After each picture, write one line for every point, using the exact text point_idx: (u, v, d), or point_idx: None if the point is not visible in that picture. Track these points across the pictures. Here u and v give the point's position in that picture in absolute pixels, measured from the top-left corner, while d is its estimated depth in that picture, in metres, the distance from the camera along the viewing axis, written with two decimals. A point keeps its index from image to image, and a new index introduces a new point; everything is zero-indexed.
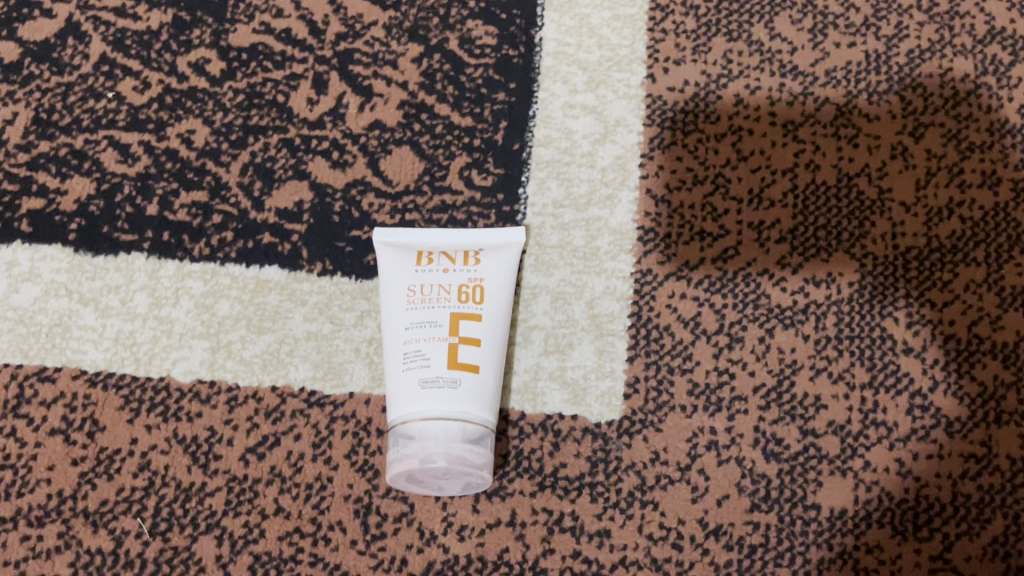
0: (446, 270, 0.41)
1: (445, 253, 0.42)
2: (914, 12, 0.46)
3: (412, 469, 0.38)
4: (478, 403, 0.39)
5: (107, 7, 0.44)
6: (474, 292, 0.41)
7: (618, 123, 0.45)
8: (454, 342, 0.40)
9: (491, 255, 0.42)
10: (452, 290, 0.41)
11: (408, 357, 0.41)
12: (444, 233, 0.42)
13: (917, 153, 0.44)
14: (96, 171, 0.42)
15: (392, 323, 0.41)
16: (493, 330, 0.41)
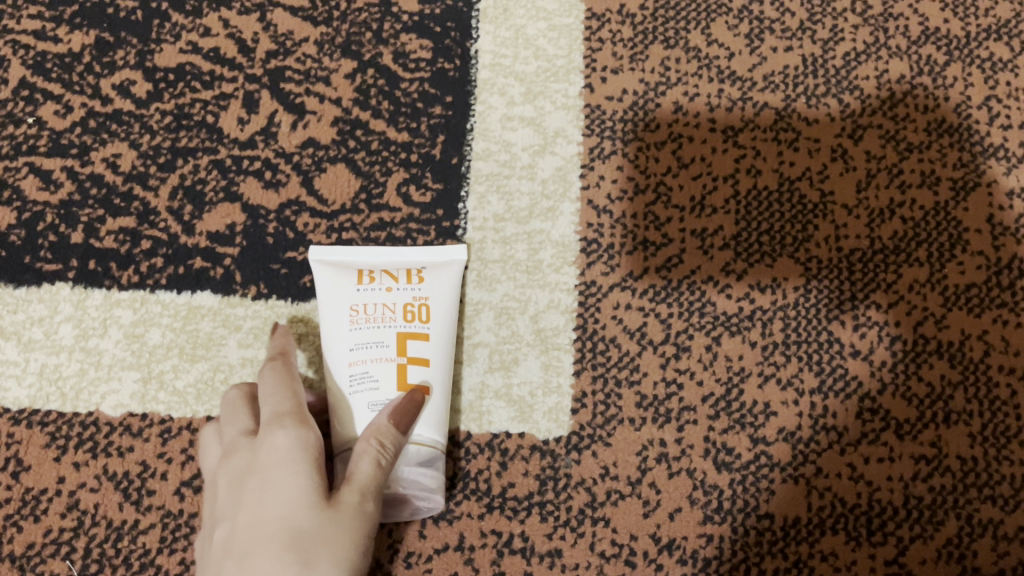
0: (390, 289, 0.37)
1: (387, 271, 0.38)
2: (849, 15, 0.46)
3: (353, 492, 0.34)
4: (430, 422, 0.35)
5: (26, 30, 0.43)
6: (421, 312, 0.37)
7: (557, 134, 0.43)
8: (401, 365, 0.36)
9: (436, 270, 0.38)
10: (396, 311, 0.36)
11: (349, 386, 0.35)
12: (385, 248, 0.38)
13: (857, 155, 0.44)
14: (16, 200, 0.41)
15: (328, 349, 0.37)
16: (443, 350, 0.37)
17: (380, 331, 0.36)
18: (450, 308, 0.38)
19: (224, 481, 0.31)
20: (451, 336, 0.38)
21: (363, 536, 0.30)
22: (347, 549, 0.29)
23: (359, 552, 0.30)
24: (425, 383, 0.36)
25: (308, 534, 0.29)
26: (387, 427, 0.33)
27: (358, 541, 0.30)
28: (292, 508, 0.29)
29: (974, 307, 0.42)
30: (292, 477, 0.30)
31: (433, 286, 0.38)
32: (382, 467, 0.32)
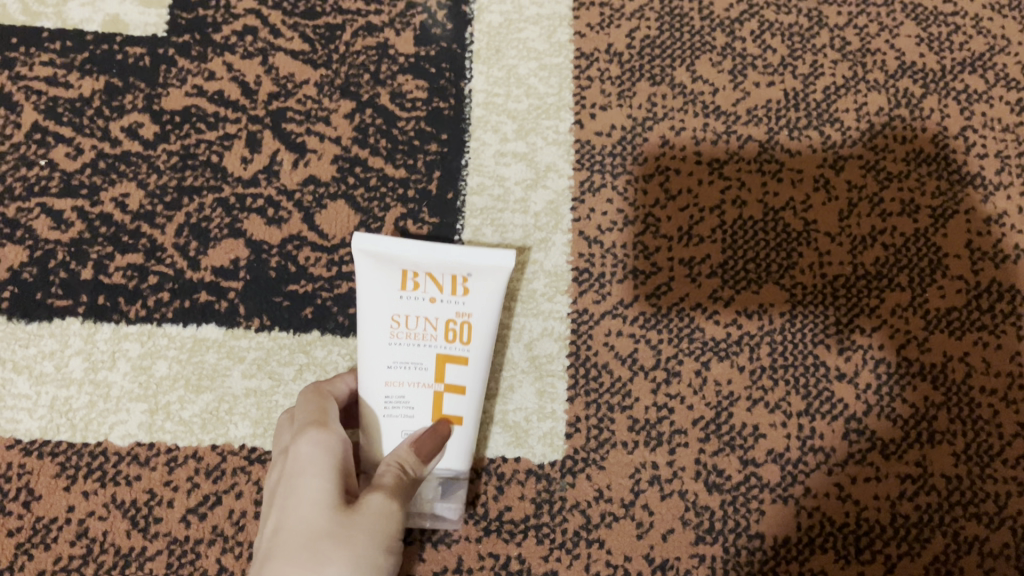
0: (434, 303, 0.35)
1: (433, 276, 0.35)
2: (828, 51, 0.48)
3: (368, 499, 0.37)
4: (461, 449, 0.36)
5: (38, 77, 0.45)
6: (462, 333, 0.36)
7: (548, 169, 0.45)
8: (437, 391, 0.35)
9: (482, 279, 0.36)
10: (439, 330, 0.35)
11: (382, 403, 0.35)
12: (432, 248, 0.36)
13: (838, 185, 0.46)
14: (28, 239, 0.42)
15: (366, 351, 0.36)
16: (480, 367, 0.36)
17: (419, 351, 0.35)
18: (494, 319, 0.36)
19: (269, 491, 0.34)
20: (490, 348, 0.37)
21: (382, 531, 0.31)
22: (363, 545, 0.31)
23: (380, 546, 0.31)
24: (458, 409, 0.35)
25: (321, 535, 0.30)
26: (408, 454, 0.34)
27: (377, 537, 0.31)
28: (309, 515, 0.31)
29: (955, 330, 0.43)
30: (312, 483, 0.32)
31: (477, 302, 0.36)
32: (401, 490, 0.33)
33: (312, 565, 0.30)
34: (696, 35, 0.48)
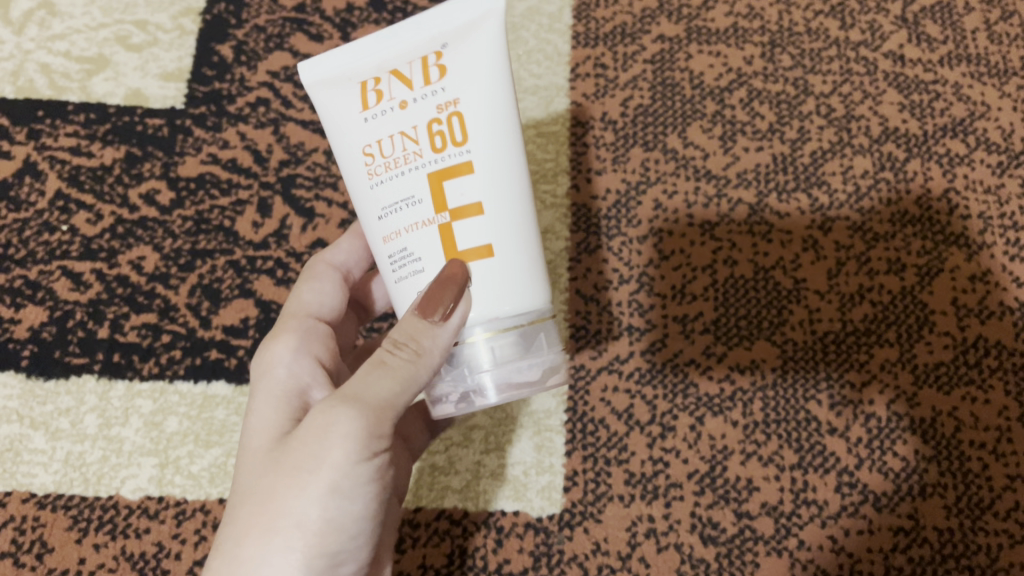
0: (406, 107, 0.29)
1: (395, 74, 0.29)
2: (814, 117, 0.50)
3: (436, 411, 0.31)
4: (520, 295, 0.30)
5: (63, 147, 0.47)
6: (454, 123, 0.29)
7: (546, 231, 0.47)
8: (445, 225, 0.29)
9: (456, 57, 0.29)
10: (421, 138, 0.29)
11: (392, 263, 0.30)
12: (381, 43, 0.29)
13: (827, 245, 0.47)
14: (49, 300, 0.44)
15: (359, 206, 0.31)
16: (496, 176, 0.29)
17: (408, 176, 0.29)
18: (493, 116, 0.29)
19: None
20: (504, 151, 0.30)
21: (309, 475, 0.29)
22: (284, 496, 0.30)
23: (309, 492, 0.29)
24: (480, 235, 0.29)
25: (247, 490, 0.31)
26: (416, 323, 0.29)
27: (300, 484, 0.29)
28: (250, 463, 0.31)
29: (943, 384, 0.45)
30: (251, 425, 0.33)
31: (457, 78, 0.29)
32: (399, 368, 0.29)
33: (234, 529, 0.30)
34: (687, 103, 0.50)
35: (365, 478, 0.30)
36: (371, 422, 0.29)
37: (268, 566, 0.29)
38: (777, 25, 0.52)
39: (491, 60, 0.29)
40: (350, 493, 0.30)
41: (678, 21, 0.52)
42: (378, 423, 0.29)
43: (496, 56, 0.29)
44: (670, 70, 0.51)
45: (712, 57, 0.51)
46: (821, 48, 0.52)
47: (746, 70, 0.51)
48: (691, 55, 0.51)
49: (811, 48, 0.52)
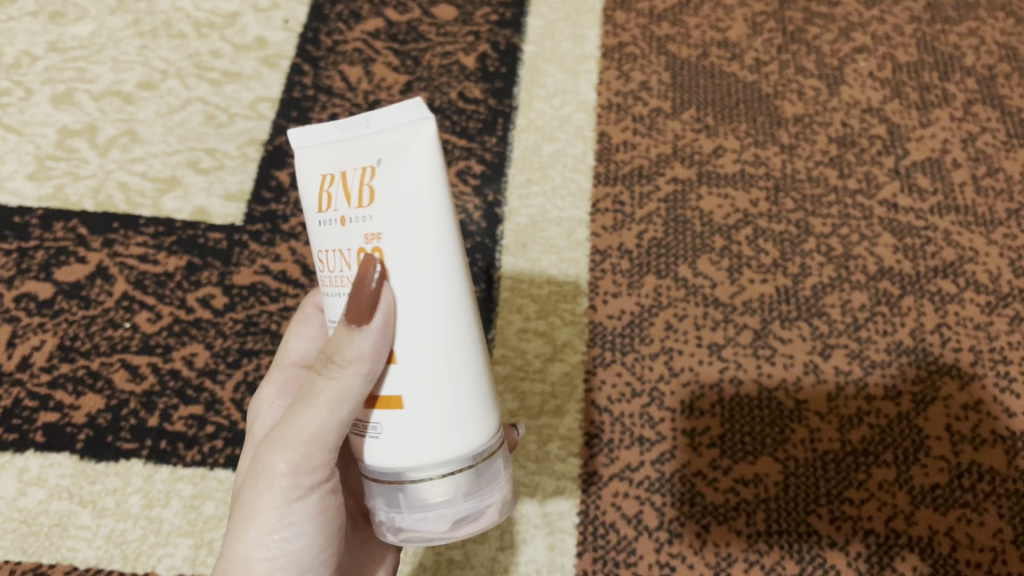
0: (344, 224, 0.29)
1: (344, 186, 0.29)
2: (815, 255, 0.55)
3: (390, 535, 0.32)
4: (437, 446, 0.30)
5: (133, 254, 0.53)
6: (373, 255, 0.29)
7: (565, 344, 0.51)
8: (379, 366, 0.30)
9: (379, 182, 0.29)
10: (351, 263, 0.29)
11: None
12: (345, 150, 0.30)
13: (827, 369, 0.51)
14: (107, 389, 0.48)
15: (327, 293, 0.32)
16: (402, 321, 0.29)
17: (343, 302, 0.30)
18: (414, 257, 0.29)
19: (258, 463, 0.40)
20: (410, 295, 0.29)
21: (247, 520, 0.34)
22: (232, 543, 0.34)
23: (250, 536, 0.34)
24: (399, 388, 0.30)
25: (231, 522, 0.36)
26: (345, 332, 0.29)
27: (242, 531, 0.34)
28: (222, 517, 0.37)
29: (939, 505, 0.47)
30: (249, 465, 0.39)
31: (383, 210, 0.28)
32: (330, 387, 0.30)
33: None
34: (697, 237, 0.55)
35: (301, 518, 0.34)
36: (288, 461, 0.32)
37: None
38: (781, 173, 0.58)
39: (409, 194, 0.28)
40: (289, 533, 0.34)
41: (691, 165, 0.58)
42: (312, 462, 0.32)
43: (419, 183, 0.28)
44: (682, 207, 0.56)
45: (721, 198, 0.57)
46: (821, 194, 0.57)
47: (752, 210, 0.56)
48: (702, 195, 0.57)
49: (812, 193, 0.57)
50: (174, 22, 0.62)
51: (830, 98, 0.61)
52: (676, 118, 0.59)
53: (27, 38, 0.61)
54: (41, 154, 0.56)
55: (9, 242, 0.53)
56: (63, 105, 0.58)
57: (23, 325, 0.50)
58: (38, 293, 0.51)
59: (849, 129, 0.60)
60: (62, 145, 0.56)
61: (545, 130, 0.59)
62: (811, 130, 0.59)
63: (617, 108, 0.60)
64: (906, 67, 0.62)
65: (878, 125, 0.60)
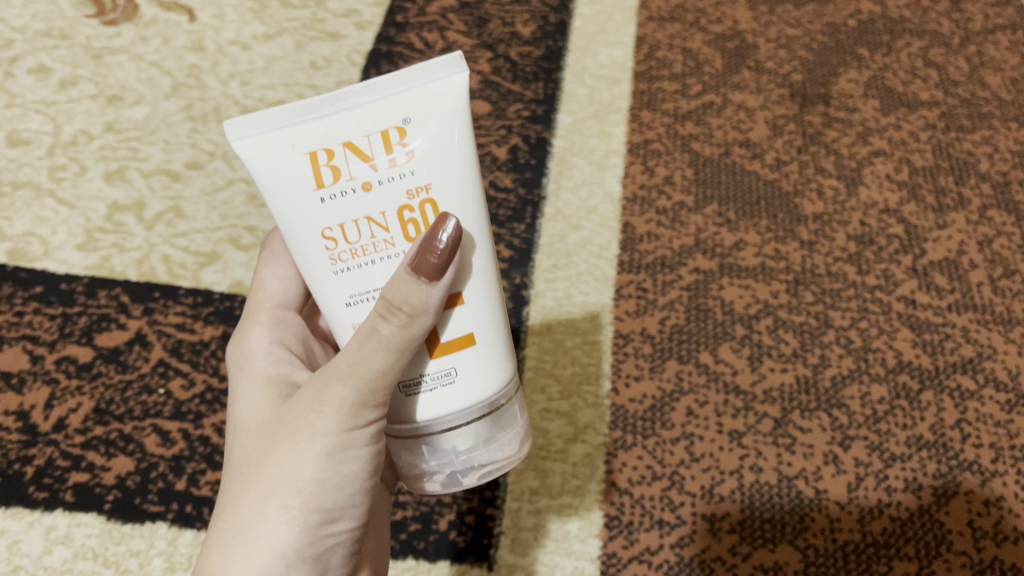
0: (370, 189, 0.33)
1: (358, 153, 0.32)
2: (835, 346, 0.56)
3: (464, 480, 0.37)
4: (489, 373, 0.36)
5: (170, 323, 0.54)
6: (427, 208, 0.33)
7: (587, 426, 0.52)
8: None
9: (411, 140, 0.32)
10: (389, 225, 0.33)
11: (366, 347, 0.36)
12: (341, 115, 0.32)
13: (846, 459, 0.52)
14: (138, 452, 0.49)
15: (309, 271, 0.35)
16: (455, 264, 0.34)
17: (383, 262, 0.34)
18: (458, 197, 0.34)
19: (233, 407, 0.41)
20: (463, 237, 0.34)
21: (302, 442, 0.36)
22: (279, 463, 0.36)
23: (299, 456, 0.36)
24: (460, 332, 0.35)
25: (248, 458, 0.37)
26: (418, 286, 0.32)
27: (293, 452, 0.36)
28: (245, 439, 0.38)
29: None
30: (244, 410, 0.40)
31: (425, 163, 0.33)
32: (396, 333, 0.33)
33: (234, 493, 0.37)
34: (719, 325, 0.56)
35: (356, 443, 0.36)
36: (354, 395, 0.34)
37: (264, 524, 0.36)
38: (801, 267, 0.59)
39: (445, 140, 0.33)
40: (337, 460, 0.36)
41: (712, 257, 0.59)
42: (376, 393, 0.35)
43: (452, 133, 0.33)
44: (704, 297, 0.58)
45: (742, 288, 0.58)
46: (840, 288, 0.58)
47: (773, 301, 0.58)
48: (723, 285, 0.58)
49: (831, 287, 0.58)
50: (224, 108, 0.66)
51: (849, 198, 0.63)
52: (699, 211, 0.61)
53: (85, 119, 0.64)
54: (91, 226, 0.59)
55: (54, 307, 0.55)
56: (114, 181, 0.61)
57: (61, 388, 0.52)
58: (78, 357, 0.53)
59: (868, 227, 0.61)
60: (112, 219, 0.59)
61: (572, 219, 0.61)
62: (830, 228, 0.61)
63: (641, 200, 0.62)
64: (923, 171, 0.64)
65: (896, 224, 0.62)
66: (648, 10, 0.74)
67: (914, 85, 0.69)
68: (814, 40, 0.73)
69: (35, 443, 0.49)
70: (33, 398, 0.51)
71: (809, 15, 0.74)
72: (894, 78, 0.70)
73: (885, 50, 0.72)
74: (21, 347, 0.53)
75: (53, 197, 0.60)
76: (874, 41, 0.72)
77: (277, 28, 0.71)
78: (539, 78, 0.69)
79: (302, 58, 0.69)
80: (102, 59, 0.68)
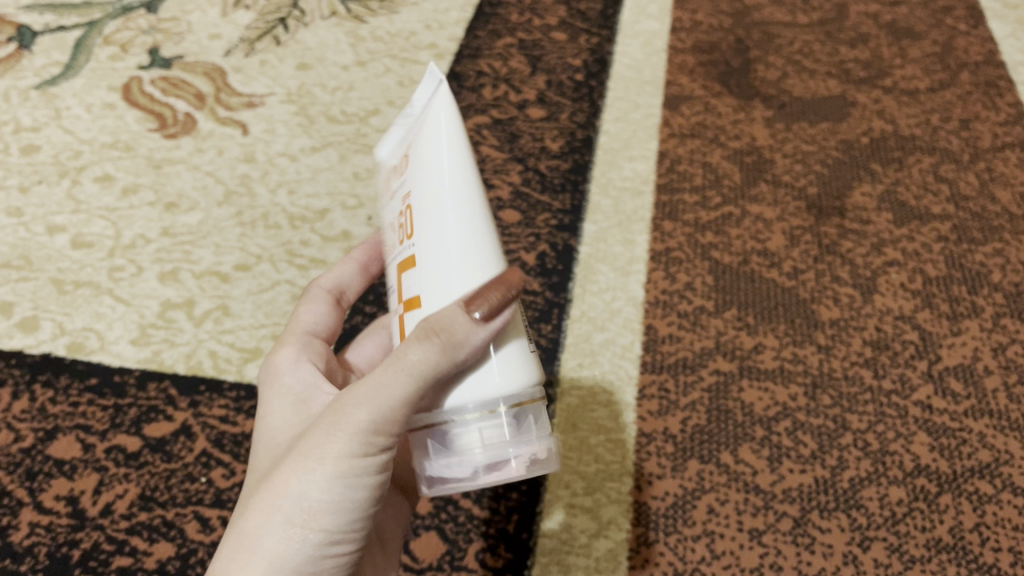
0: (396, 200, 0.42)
1: (398, 174, 0.42)
2: (852, 448, 0.57)
3: (481, 476, 0.37)
4: (518, 373, 0.37)
5: (214, 414, 0.57)
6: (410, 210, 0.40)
7: (610, 521, 0.54)
8: (402, 314, 0.40)
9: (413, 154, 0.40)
10: (399, 232, 0.41)
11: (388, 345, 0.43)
12: (399, 143, 0.43)
13: (866, 560, 0.53)
14: (179, 537, 0.52)
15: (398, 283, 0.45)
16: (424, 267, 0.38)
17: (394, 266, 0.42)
18: (428, 202, 0.38)
19: (262, 428, 0.44)
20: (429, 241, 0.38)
21: (311, 461, 0.38)
22: (287, 479, 0.38)
23: (308, 474, 0.38)
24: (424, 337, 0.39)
25: (266, 474, 0.40)
26: (460, 321, 0.36)
27: (302, 470, 0.38)
28: (269, 457, 0.41)
29: None
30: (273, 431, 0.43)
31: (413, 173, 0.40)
32: (423, 358, 0.36)
33: (246, 504, 0.39)
34: (739, 426, 0.58)
35: (364, 467, 0.38)
36: (369, 415, 0.37)
37: (268, 535, 0.38)
38: (818, 370, 0.61)
39: (430, 149, 0.39)
40: (345, 482, 0.38)
41: (732, 359, 0.62)
42: (387, 417, 0.37)
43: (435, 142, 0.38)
44: (724, 398, 0.60)
45: (761, 391, 0.60)
46: (857, 391, 0.60)
47: (791, 404, 0.60)
48: (743, 387, 0.60)
49: (848, 391, 0.60)
50: (272, 215, 0.71)
51: (864, 305, 0.65)
52: (719, 315, 0.64)
53: (143, 223, 0.69)
54: (144, 323, 0.62)
55: (106, 399, 0.58)
56: (168, 281, 0.65)
57: (110, 474, 0.54)
58: (126, 446, 0.56)
59: (883, 333, 0.64)
60: (163, 316, 0.63)
61: (596, 321, 0.64)
62: (846, 333, 0.64)
63: (663, 304, 0.65)
64: (936, 280, 0.67)
65: (910, 330, 0.64)
66: (670, 127, 0.79)
67: (926, 199, 0.73)
68: (828, 156, 0.77)
69: (83, 527, 0.52)
70: (82, 484, 0.54)
71: (824, 133, 0.79)
72: (906, 192, 0.73)
73: (897, 166, 0.76)
74: (73, 435, 0.56)
75: (111, 295, 0.64)
76: (886, 157, 0.76)
77: (323, 141, 0.77)
78: (567, 189, 0.73)
79: (346, 169, 0.75)
80: (161, 169, 0.73)
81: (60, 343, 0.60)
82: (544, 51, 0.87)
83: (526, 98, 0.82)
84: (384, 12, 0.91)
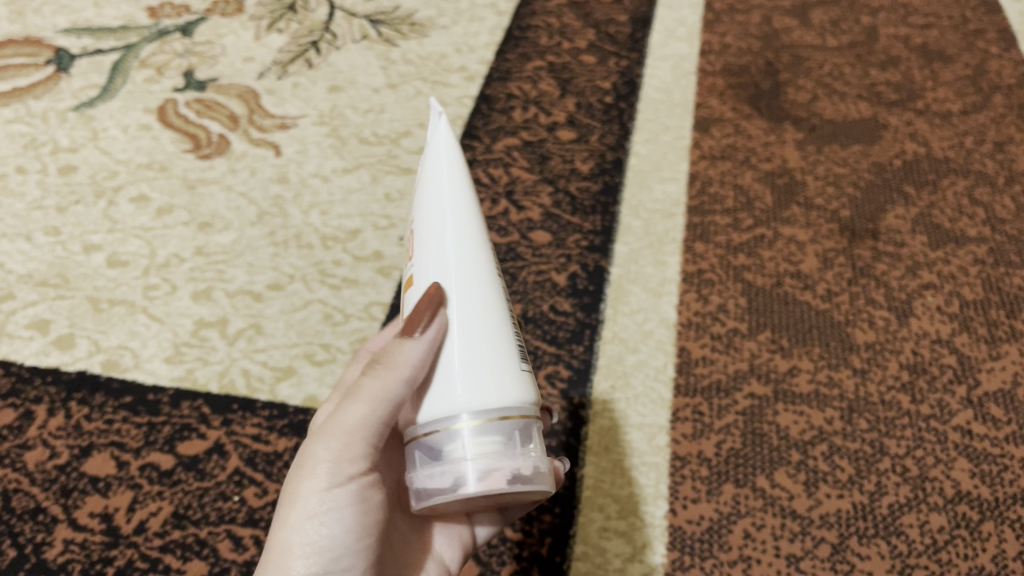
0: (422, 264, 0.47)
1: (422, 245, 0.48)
2: (891, 473, 0.56)
3: (477, 482, 0.38)
4: (518, 390, 0.41)
5: (247, 433, 0.57)
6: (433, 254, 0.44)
7: (645, 545, 0.53)
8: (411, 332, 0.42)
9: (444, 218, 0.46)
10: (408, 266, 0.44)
11: None
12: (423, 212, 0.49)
13: None
14: (212, 556, 0.52)
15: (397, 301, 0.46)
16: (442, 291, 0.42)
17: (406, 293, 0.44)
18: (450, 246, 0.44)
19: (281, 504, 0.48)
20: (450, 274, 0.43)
21: (289, 507, 0.41)
22: (277, 530, 0.41)
23: (295, 519, 0.41)
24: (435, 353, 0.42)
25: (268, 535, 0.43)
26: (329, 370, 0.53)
27: (285, 517, 0.41)
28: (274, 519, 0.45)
29: None
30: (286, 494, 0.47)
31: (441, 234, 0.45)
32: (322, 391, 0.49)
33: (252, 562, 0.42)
34: (774, 450, 0.57)
35: (338, 502, 0.42)
36: (329, 449, 0.41)
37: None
38: (854, 394, 0.61)
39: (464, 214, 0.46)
40: (326, 517, 0.41)
41: (767, 382, 0.61)
42: (345, 453, 0.42)
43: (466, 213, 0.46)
44: (759, 421, 0.59)
45: (797, 414, 0.59)
46: (895, 416, 0.59)
47: (827, 428, 0.59)
48: (778, 410, 0.60)
49: (885, 415, 0.59)
50: (305, 235, 0.71)
51: (900, 328, 0.64)
52: (752, 338, 0.64)
53: (178, 243, 0.70)
54: (178, 341, 0.63)
55: (141, 416, 0.58)
56: (201, 300, 0.66)
57: (144, 492, 0.54)
58: (160, 463, 0.56)
59: (920, 357, 0.63)
60: (197, 334, 0.63)
61: (628, 342, 0.64)
62: (882, 357, 0.63)
63: (696, 326, 0.64)
64: (973, 303, 0.66)
65: (948, 355, 0.63)
66: (701, 149, 0.79)
67: (961, 222, 0.72)
68: (861, 178, 0.76)
69: (117, 545, 0.52)
70: (117, 501, 0.54)
71: (856, 155, 0.78)
72: (941, 215, 0.73)
73: (931, 188, 0.75)
74: (108, 452, 0.56)
75: (146, 314, 0.64)
76: (920, 180, 0.76)
77: (354, 162, 0.77)
78: (597, 211, 0.73)
79: (378, 190, 0.75)
80: (196, 189, 0.74)
81: (96, 361, 0.61)
82: (573, 74, 0.87)
83: (556, 120, 0.82)
84: (415, 35, 0.92)
